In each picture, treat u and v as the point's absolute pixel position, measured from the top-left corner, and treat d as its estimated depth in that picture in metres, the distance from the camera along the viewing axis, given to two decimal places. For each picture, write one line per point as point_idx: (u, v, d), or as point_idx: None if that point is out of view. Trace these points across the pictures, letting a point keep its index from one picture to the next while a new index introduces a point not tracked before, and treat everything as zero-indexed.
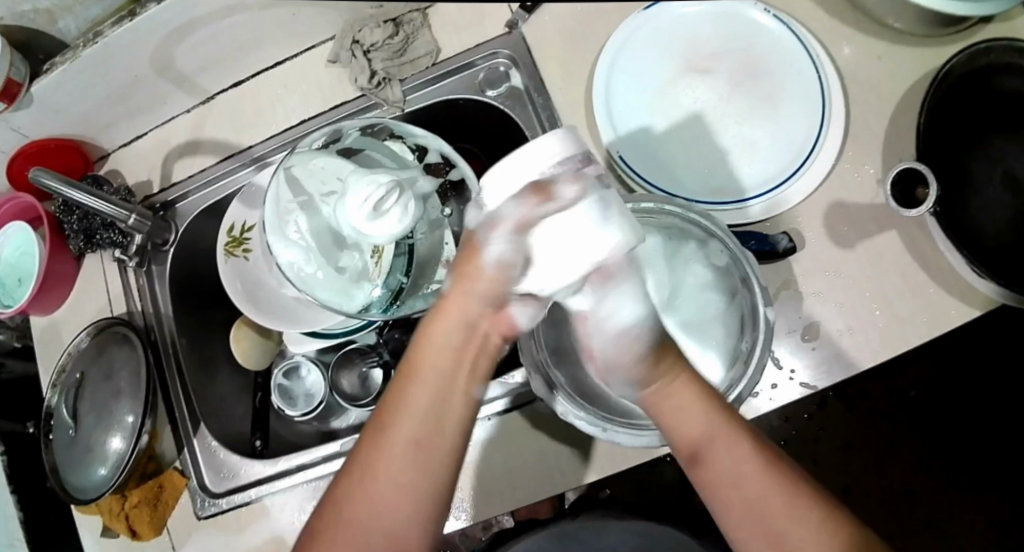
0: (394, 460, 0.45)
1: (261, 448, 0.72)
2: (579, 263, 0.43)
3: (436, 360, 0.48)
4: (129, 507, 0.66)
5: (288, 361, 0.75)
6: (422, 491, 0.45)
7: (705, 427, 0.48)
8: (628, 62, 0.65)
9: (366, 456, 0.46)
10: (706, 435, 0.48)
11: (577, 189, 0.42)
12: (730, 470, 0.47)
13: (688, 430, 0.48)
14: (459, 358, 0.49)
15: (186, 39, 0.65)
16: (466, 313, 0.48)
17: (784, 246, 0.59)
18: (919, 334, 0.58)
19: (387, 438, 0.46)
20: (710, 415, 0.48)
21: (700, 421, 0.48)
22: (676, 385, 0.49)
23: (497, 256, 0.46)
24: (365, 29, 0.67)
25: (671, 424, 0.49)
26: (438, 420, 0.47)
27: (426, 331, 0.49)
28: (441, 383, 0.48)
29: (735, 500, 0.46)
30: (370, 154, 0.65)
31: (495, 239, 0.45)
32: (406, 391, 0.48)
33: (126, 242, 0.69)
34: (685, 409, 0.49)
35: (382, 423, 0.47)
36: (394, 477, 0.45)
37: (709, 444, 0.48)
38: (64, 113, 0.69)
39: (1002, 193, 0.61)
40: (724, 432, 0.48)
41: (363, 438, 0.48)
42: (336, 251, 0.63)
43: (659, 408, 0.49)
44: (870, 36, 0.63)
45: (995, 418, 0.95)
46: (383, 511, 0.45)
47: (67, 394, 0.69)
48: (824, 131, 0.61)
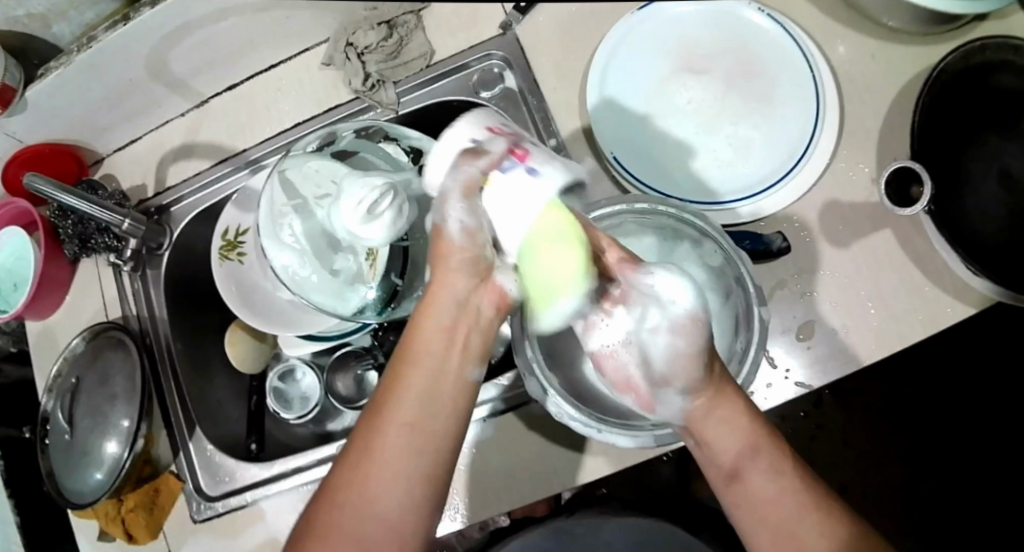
0: (390, 438, 0.46)
1: (256, 451, 0.71)
2: (533, 207, 0.44)
3: (428, 344, 0.50)
4: (125, 511, 0.66)
5: (283, 364, 0.75)
6: (419, 466, 0.46)
7: (746, 442, 0.48)
8: (623, 62, 0.65)
9: (361, 440, 0.47)
10: (745, 449, 0.48)
11: (507, 143, 0.46)
12: (768, 488, 0.47)
13: (729, 443, 0.48)
14: (448, 340, 0.50)
15: (181, 42, 0.65)
16: (455, 297, 0.51)
17: (778, 245, 0.59)
18: (915, 333, 0.58)
19: (383, 421, 0.47)
20: (751, 433, 0.48)
21: (745, 438, 0.48)
22: (717, 400, 0.48)
23: (462, 227, 0.49)
24: (359, 32, 0.67)
25: (714, 439, 0.48)
26: (432, 398, 0.48)
27: (418, 317, 0.50)
28: (433, 366, 0.49)
29: (767, 515, 0.46)
30: (365, 156, 0.65)
31: (457, 214, 0.48)
32: (398, 377, 0.49)
33: (120, 247, 0.69)
34: (728, 424, 0.48)
35: (376, 408, 0.48)
36: (388, 458, 0.46)
37: (749, 460, 0.47)
38: (58, 118, 0.69)
39: (998, 191, 0.61)
40: (765, 453, 0.48)
41: (358, 428, 0.48)
42: (330, 255, 0.63)
43: (701, 420, 0.49)
44: (863, 35, 0.63)
45: (998, 419, 0.94)
46: (381, 491, 0.45)
47: (62, 399, 0.70)
48: (818, 131, 0.61)
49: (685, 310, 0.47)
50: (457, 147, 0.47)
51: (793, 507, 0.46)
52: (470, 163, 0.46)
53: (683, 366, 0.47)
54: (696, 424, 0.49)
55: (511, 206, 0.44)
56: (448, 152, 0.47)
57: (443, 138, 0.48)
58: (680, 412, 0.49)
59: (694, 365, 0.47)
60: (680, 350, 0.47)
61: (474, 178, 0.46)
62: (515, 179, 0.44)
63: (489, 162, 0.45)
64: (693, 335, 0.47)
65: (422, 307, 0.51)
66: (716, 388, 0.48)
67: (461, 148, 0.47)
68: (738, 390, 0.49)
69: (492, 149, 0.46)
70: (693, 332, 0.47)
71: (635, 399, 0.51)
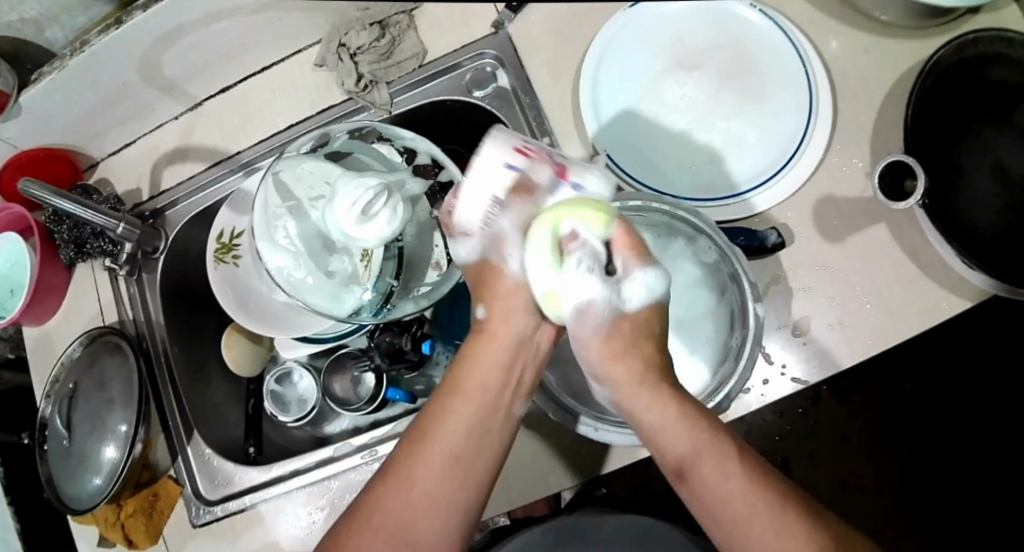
0: (435, 467, 0.47)
1: (254, 455, 0.71)
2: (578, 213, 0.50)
3: (479, 380, 0.50)
4: (125, 516, 0.66)
5: (280, 367, 0.75)
6: (460, 499, 0.47)
7: (691, 444, 0.45)
8: (616, 59, 0.65)
9: (403, 461, 0.48)
10: (690, 451, 0.45)
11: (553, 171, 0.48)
12: (721, 488, 0.44)
13: (673, 447, 0.46)
14: (504, 375, 0.51)
15: (173, 45, 0.65)
16: (512, 337, 0.51)
17: (773, 241, 0.59)
18: (910, 327, 0.58)
19: (427, 446, 0.48)
20: (697, 431, 0.46)
21: (689, 440, 0.45)
22: (651, 400, 0.47)
23: (520, 267, 0.51)
24: (351, 32, 0.67)
25: (658, 439, 0.47)
26: (480, 430, 0.49)
27: (474, 350, 0.51)
28: (484, 398, 0.49)
29: (721, 514, 0.44)
30: (359, 157, 0.65)
31: (511, 251, 0.51)
32: (446, 405, 0.49)
33: (116, 251, 0.69)
34: (669, 425, 0.46)
35: (420, 432, 0.49)
36: (429, 485, 0.46)
37: (695, 461, 0.45)
38: (52, 122, 0.69)
39: (992, 184, 0.61)
40: (715, 450, 0.45)
41: (400, 445, 0.49)
42: (325, 256, 0.63)
43: (637, 417, 0.48)
44: (856, 29, 0.63)
45: (997, 412, 0.94)
46: (419, 518, 0.46)
47: (61, 404, 0.69)
48: (812, 126, 0.61)
49: (609, 307, 0.48)
50: (500, 179, 0.47)
51: (743, 504, 0.43)
52: (520, 196, 0.47)
53: (615, 372, 0.49)
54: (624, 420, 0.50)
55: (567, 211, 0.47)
56: (489, 178, 0.47)
57: (481, 160, 0.48)
58: (610, 399, 0.51)
59: (626, 366, 0.48)
60: (591, 339, 0.49)
61: (525, 209, 0.47)
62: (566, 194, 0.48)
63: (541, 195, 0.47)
64: (622, 336, 0.48)
65: (480, 339, 0.52)
66: (643, 383, 0.48)
67: (505, 177, 0.47)
68: (676, 388, 0.48)
69: (539, 174, 0.47)
70: (602, 328, 0.48)
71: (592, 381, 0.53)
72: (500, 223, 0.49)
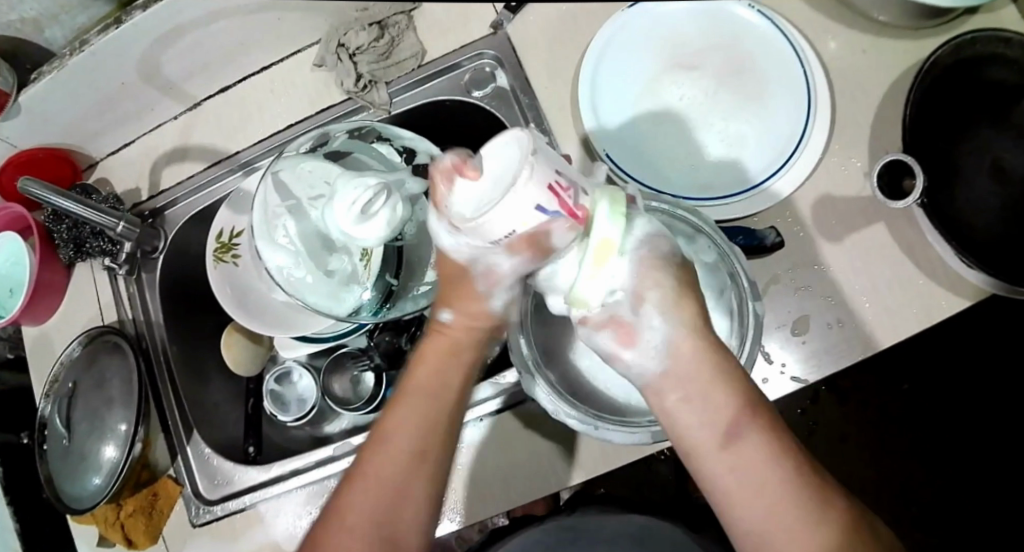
0: (394, 468, 0.47)
1: (254, 454, 0.72)
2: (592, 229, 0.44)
3: (439, 380, 0.50)
4: (124, 516, 0.66)
5: (279, 367, 0.75)
6: (421, 496, 0.47)
7: (734, 410, 0.45)
8: (615, 59, 0.65)
9: (364, 464, 0.48)
10: (740, 417, 0.45)
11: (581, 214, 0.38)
12: (760, 459, 0.44)
13: (724, 407, 0.45)
14: (459, 375, 0.51)
15: (172, 45, 0.65)
16: (473, 338, 0.51)
17: (772, 240, 0.59)
18: (909, 326, 0.58)
19: (387, 448, 0.47)
20: (747, 396, 0.45)
21: (739, 401, 0.45)
22: (712, 356, 0.45)
23: (503, 302, 0.49)
24: (350, 33, 0.67)
25: (701, 400, 0.45)
26: (438, 427, 0.49)
27: (427, 351, 0.51)
28: (440, 398, 0.49)
29: (757, 485, 0.43)
30: (358, 156, 0.65)
31: (500, 292, 0.48)
32: (404, 406, 0.49)
33: (116, 250, 0.69)
34: (715, 388, 0.45)
35: (379, 434, 0.48)
36: (392, 486, 0.46)
37: (744, 426, 0.44)
38: (51, 122, 0.69)
39: (991, 184, 0.61)
40: (755, 416, 0.45)
41: (361, 451, 0.49)
42: (324, 256, 0.63)
43: (692, 371, 0.45)
44: (854, 29, 0.63)
45: (997, 412, 0.94)
46: (384, 516, 0.46)
47: (60, 403, 0.69)
48: (810, 126, 0.61)
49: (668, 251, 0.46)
50: (528, 221, 0.37)
51: (778, 474, 0.43)
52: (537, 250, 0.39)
53: (679, 314, 0.45)
54: (676, 373, 0.45)
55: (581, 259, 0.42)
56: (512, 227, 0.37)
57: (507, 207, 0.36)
58: (663, 345, 0.45)
59: (689, 308, 0.45)
60: (656, 272, 0.44)
61: (533, 257, 0.41)
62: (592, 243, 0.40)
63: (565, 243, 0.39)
64: (685, 284, 0.46)
65: (433, 338, 0.51)
66: (705, 342, 0.46)
67: (534, 223, 0.37)
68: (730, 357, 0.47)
69: (561, 233, 0.39)
70: (658, 278, 0.44)
71: (614, 335, 0.45)
72: (497, 257, 0.43)
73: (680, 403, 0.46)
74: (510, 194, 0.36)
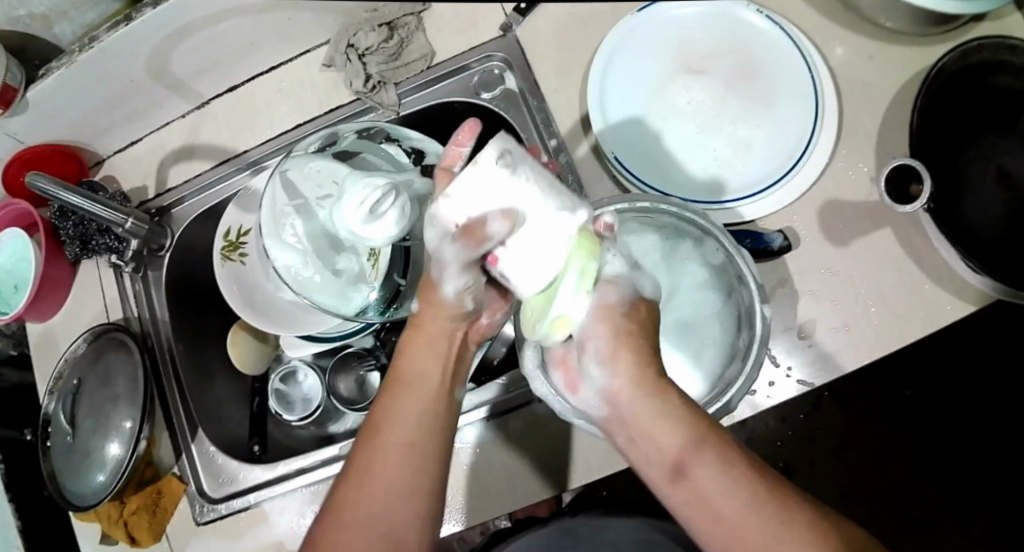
0: (391, 461, 0.46)
1: (259, 453, 0.71)
2: (542, 258, 0.40)
3: (423, 370, 0.50)
4: (128, 513, 0.66)
5: (285, 366, 0.75)
6: (426, 486, 0.47)
7: (683, 439, 0.43)
8: (623, 62, 0.65)
9: (361, 462, 0.47)
10: (680, 452, 0.43)
11: (511, 221, 0.40)
12: (710, 482, 0.42)
13: (666, 442, 0.44)
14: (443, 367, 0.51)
15: (182, 43, 0.65)
16: (447, 327, 0.51)
17: (779, 244, 0.59)
18: (915, 331, 0.58)
19: (380, 444, 0.47)
20: (690, 425, 0.44)
21: (680, 432, 0.43)
22: (652, 393, 0.45)
23: (455, 290, 0.49)
24: (359, 33, 0.67)
25: (646, 436, 0.45)
26: (429, 421, 0.48)
27: (410, 345, 0.51)
28: (427, 389, 0.49)
29: (717, 516, 0.42)
30: (366, 156, 0.64)
31: (449, 278, 0.47)
32: (394, 401, 0.49)
33: (122, 248, 0.69)
34: (656, 425, 0.44)
35: (372, 432, 0.48)
36: (389, 481, 0.46)
37: (691, 454, 0.43)
38: (59, 118, 0.69)
39: (996, 190, 0.62)
40: (707, 442, 0.43)
41: (355, 449, 0.48)
42: (332, 255, 0.63)
43: (631, 414, 0.45)
44: (861, 35, 0.63)
45: (994, 417, 0.95)
46: (385, 506, 0.46)
47: (65, 401, 0.70)
48: (818, 131, 0.61)
49: (630, 291, 0.47)
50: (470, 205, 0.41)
51: (740, 500, 0.41)
52: (470, 247, 0.41)
53: (619, 361, 0.45)
54: (618, 418, 0.46)
55: (526, 259, 0.40)
56: (456, 212, 0.41)
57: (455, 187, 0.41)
58: (602, 392, 0.47)
59: (631, 355, 0.45)
60: (607, 316, 0.46)
61: (471, 253, 0.41)
62: (526, 249, 0.40)
63: (489, 247, 0.40)
64: (639, 325, 0.46)
65: (414, 330, 0.51)
66: (647, 383, 0.45)
67: (471, 213, 0.41)
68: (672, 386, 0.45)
69: (499, 224, 0.40)
70: (608, 327, 0.46)
71: (565, 378, 0.50)
72: (444, 245, 0.44)
73: (628, 440, 0.46)
74: (459, 181, 0.41)
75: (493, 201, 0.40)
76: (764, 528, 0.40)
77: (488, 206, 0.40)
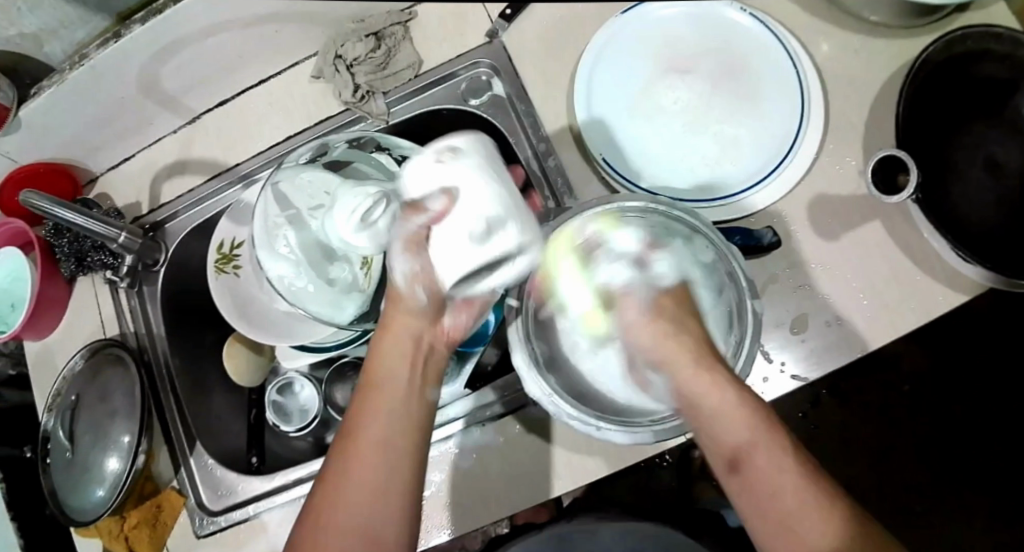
0: (362, 459, 0.48)
1: (257, 464, 0.72)
2: (460, 240, 0.50)
3: (390, 370, 0.53)
4: (128, 528, 0.66)
5: (281, 378, 0.75)
6: (401, 482, 0.48)
7: (748, 435, 0.48)
8: (609, 63, 0.66)
9: (337, 463, 0.49)
10: (747, 443, 0.48)
11: (446, 199, 0.49)
12: (772, 476, 0.46)
13: (729, 434, 0.49)
14: (409, 368, 0.54)
15: (171, 59, 0.66)
16: (411, 323, 0.54)
17: (769, 240, 0.59)
18: (909, 323, 0.58)
19: (354, 444, 0.49)
20: (758, 422, 0.48)
21: (745, 428, 0.48)
22: (711, 384, 0.51)
23: (405, 278, 0.53)
24: (347, 44, 0.68)
25: (712, 429, 0.50)
26: (399, 419, 0.51)
27: (376, 349, 0.54)
28: (396, 390, 0.52)
29: (789, 525, 0.44)
30: (358, 167, 0.65)
31: (398, 262, 0.52)
32: (367, 400, 0.51)
33: (116, 264, 0.70)
34: (720, 418, 0.49)
35: (347, 433, 0.50)
36: (361, 476, 0.47)
37: (751, 453, 0.48)
38: (52, 136, 0.69)
39: (986, 180, 0.62)
40: (773, 441, 0.48)
41: (330, 457, 0.50)
42: (325, 265, 0.63)
43: (699, 403, 0.51)
44: (844, 30, 0.64)
45: (997, 408, 0.95)
46: (360, 503, 0.46)
47: (63, 417, 0.70)
48: (803, 127, 0.62)
49: (648, 297, 0.59)
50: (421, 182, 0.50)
51: (821, 513, 0.44)
52: (410, 218, 0.51)
53: (671, 363, 0.54)
54: (695, 419, 0.51)
55: (448, 247, 0.50)
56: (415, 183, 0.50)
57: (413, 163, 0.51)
58: (665, 390, 0.56)
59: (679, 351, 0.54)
60: (639, 326, 0.58)
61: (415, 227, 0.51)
62: (452, 227, 0.49)
63: (425, 219, 0.50)
64: (669, 319, 0.57)
65: (381, 335, 0.55)
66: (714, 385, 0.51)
67: (419, 188, 0.50)
68: (726, 371, 0.52)
69: (434, 201, 0.49)
70: (655, 327, 0.56)
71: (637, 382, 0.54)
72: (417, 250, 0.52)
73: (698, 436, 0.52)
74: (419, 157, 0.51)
75: (437, 182, 0.49)
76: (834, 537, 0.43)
77: (430, 185, 0.49)
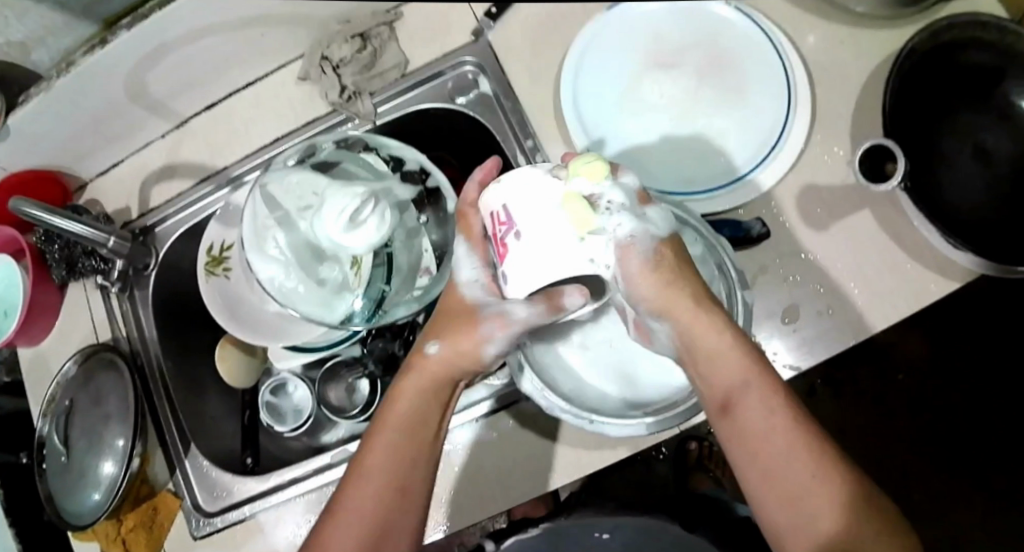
0: (372, 500, 0.47)
1: (251, 464, 0.73)
2: None
3: (418, 411, 0.49)
4: (125, 531, 0.67)
5: (275, 378, 0.76)
6: (400, 533, 0.47)
7: (739, 375, 0.45)
8: (594, 59, 0.66)
9: (347, 495, 0.47)
10: (738, 384, 0.45)
11: None
12: (761, 422, 0.44)
13: (719, 379, 0.45)
14: (438, 410, 0.50)
15: (158, 64, 0.66)
16: (450, 364, 0.50)
17: (758, 230, 0.60)
18: (899, 310, 0.58)
19: (366, 482, 0.47)
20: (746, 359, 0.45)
21: (740, 373, 0.45)
22: (708, 324, 0.45)
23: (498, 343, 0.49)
24: (333, 46, 0.68)
25: (702, 372, 0.46)
26: (416, 463, 0.48)
27: (406, 384, 0.50)
28: (420, 433, 0.49)
29: (777, 471, 0.43)
30: (346, 167, 0.65)
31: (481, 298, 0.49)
32: (386, 439, 0.48)
33: (107, 268, 0.70)
34: (713, 357, 0.45)
35: (360, 464, 0.48)
36: (368, 516, 0.46)
37: (742, 394, 0.45)
38: (41, 143, 0.70)
39: (975, 168, 0.62)
40: (760, 384, 0.44)
41: (342, 484, 0.49)
42: (315, 265, 0.63)
43: (697, 343, 0.46)
44: (829, 22, 0.64)
45: (993, 396, 0.95)
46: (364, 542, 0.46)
47: (57, 422, 0.70)
48: (790, 119, 0.62)
49: (652, 245, 0.44)
50: None
51: (795, 461, 0.43)
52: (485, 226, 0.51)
53: (675, 312, 0.45)
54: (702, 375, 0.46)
55: None
56: None
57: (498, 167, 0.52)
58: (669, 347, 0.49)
59: (688, 314, 0.45)
60: (640, 279, 0.44)
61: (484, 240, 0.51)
62: None
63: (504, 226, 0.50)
64: (670, 270, 0.45)
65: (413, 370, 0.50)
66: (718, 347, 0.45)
67: None
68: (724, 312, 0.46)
69: None
70: (659, 275, 0.44)
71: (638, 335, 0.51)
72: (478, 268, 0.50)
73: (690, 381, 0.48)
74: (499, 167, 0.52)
75: None
76: (817, 484, 0.42)
77: None
